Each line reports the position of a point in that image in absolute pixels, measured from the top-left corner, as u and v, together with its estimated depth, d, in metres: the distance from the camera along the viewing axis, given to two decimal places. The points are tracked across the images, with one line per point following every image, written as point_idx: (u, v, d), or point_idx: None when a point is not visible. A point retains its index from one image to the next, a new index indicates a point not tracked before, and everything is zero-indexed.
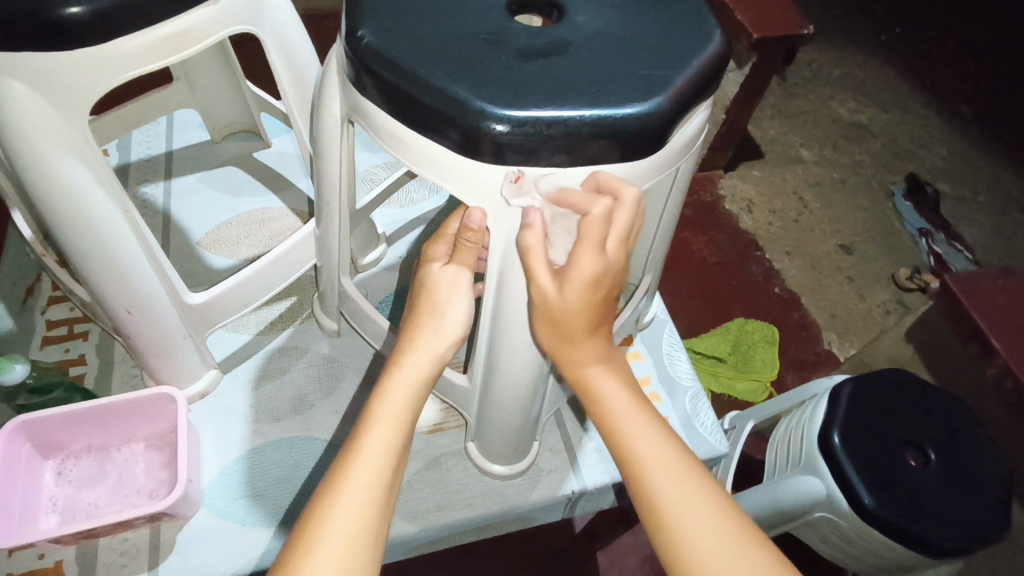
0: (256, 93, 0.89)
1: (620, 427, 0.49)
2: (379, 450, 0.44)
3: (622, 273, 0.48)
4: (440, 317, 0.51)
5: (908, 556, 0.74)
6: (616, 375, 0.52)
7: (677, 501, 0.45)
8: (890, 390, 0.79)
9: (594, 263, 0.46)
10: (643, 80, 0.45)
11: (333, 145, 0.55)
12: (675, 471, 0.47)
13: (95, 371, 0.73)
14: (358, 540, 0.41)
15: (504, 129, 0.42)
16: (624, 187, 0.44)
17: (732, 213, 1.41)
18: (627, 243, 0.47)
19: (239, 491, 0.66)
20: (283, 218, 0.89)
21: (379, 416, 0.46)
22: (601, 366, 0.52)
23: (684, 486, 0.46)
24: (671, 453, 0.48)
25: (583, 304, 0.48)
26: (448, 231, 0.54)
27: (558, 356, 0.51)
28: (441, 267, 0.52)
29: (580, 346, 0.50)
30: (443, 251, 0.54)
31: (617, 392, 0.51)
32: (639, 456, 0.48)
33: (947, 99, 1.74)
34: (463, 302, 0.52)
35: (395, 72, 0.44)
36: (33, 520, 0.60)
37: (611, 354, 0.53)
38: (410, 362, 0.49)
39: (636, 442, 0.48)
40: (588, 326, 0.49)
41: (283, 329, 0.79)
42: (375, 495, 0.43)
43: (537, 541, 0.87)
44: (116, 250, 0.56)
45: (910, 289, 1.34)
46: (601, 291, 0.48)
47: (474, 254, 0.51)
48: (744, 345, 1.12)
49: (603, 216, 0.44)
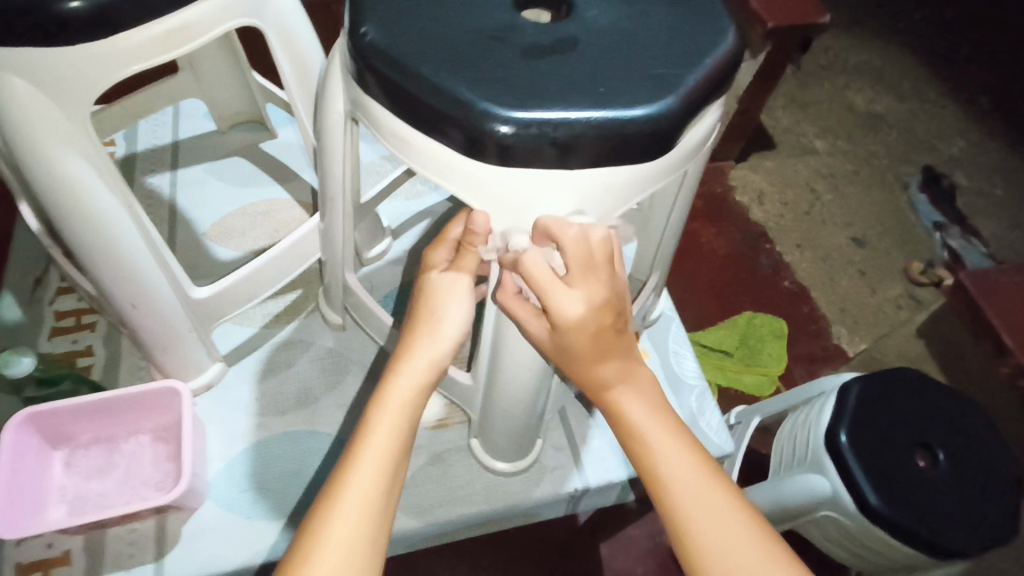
0: (262, 82, 0.89)
1: (649, 446, 0.47)
2: (378, 455, 0.44)
3: (608, 306, 0.45)
4: (438, 323, 0.51)
5: (915, 557, 0.73)
6: (639, 391, 0.49)
7: (705, 521, 0.44)
8: (900, 390, 0.78)
9: (559, 307, 0.44)
10: (652, 80, 0.43)
11: (336, 142, 0.54)
12: (701, 490, 0.45)
13: (102, 362, 0.73)
14: (356, 548, 0.41)
15: (509, 130, 0.41)
16: (563, 231, 0.44)
17: (742, 204, 1.39)
18: (594, 276, 0.45)
19: (244, 483, 0.67)
20: (288, 210, 0.89)
21: (376, 423, 0.46)
22: (625, 385, 0.49)
23: (712, 503, 0.45)
24: (698, 471, 0.46)
25: (584, 338, 0.46)
26: (450, 237, 0.53)
27: (579, 376, 0.49)
28: (440, 277, 0.52)
29: (594, 372, 0.48)
30: (445, 257, 0.53)
31: (640, 411, 0.48)
32: (667, 477, 0.46)
33: (965, 88, 1.70)
34: (462, 306, 0.51)
35: (397, 70, 0.43)
36: (41, 510, 0.61)
37: (634, 369, 0.49)
38: (410, 368, 0.48)
39: (664, 463, 0.46)
40: (595, 356, 0.47)
41: (288, 323, 0.79)
42: (373, 503, 0.42)
43: (541, 534, 0.88)
44: (120, 243, 0.56)
45: (922, 284, 1.32)
46: (590, 327, 0.45)
47: (477, 257, 0.50)
48: (752, 338, 1.12)
49: (536, 263, 0.44)
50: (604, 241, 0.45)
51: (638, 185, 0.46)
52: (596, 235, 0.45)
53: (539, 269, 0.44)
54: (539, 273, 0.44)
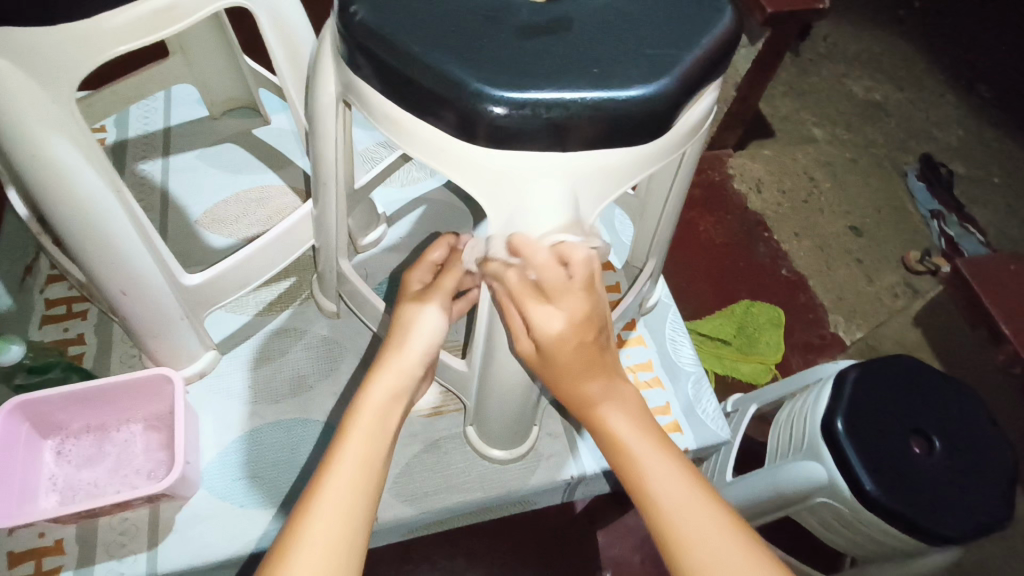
0: (253, 66, 0.87)
1: (635, 461, 0.46)
2: (355, 458, 0.44)
3: (590, 322, 0.46)
4: (409, 335, 0.51)
5: (910, 544, 0.73)
6: (626, 409, 0.49)
7: (697, 535, 0.43)
8: (897, 377, 0.78)
9: (541, 319, 0.45)
10: (648, 61, 0.43)
11: (327, 126, 0.53)
12: (690, 502, 0.44)
13: (94, 351, 0.73)
14: (338, 545, 0.40)
15: (503, 111, 0.40)
16: (534, 252, 0.44)
17: (740, 192, 1.38)
18: (573, 293, 0.45)
19: (237, 472, 0.66)
20: (281, 197, 0.88)
21: (353, 429, 0.46)
22: (610, 402, 0.48)
23: (698, 514, 0.43)
24: (687, 487, 0.45)
25: (567, 354, 0.47)
26: (428, 259, 0.57)
27: (564, 393, 0.49)
28: (419, 293, 0.54)
29: (579, 387, 0.48)
30: (422, 278, 0.56)
31: (626, 428, 0.48)
32: (654, 491, 0.45)
33: (964, 76, 1.69)
34: (433, 316, 0.52)
35: (388, 50, 0.42)
36: (32, 499, 0.61)
37: (620, 387, 0.49)
38: (386, 374, 0.49)
39: (651, 476, 0.45)
40: (578, 372, 0.48)
41: (282, 310, 0.78)
42: (354, 500, 0.42)
43: (537, 523, 0.88)
44: (107, 229, 0.55)
45: (920, 272, 1.32)
46: (572, 342, 0.46)
47: (457, 274, 0.54)
48: (749, 326, 1.11)
49: (518, 280, 0.45)
50: (585, 262, 0.44)
51: (632, 169, 0.46)
52: (577, 256, 0.44)
53: (517, 282, 0.45)
54: (519, 287, 0.45)
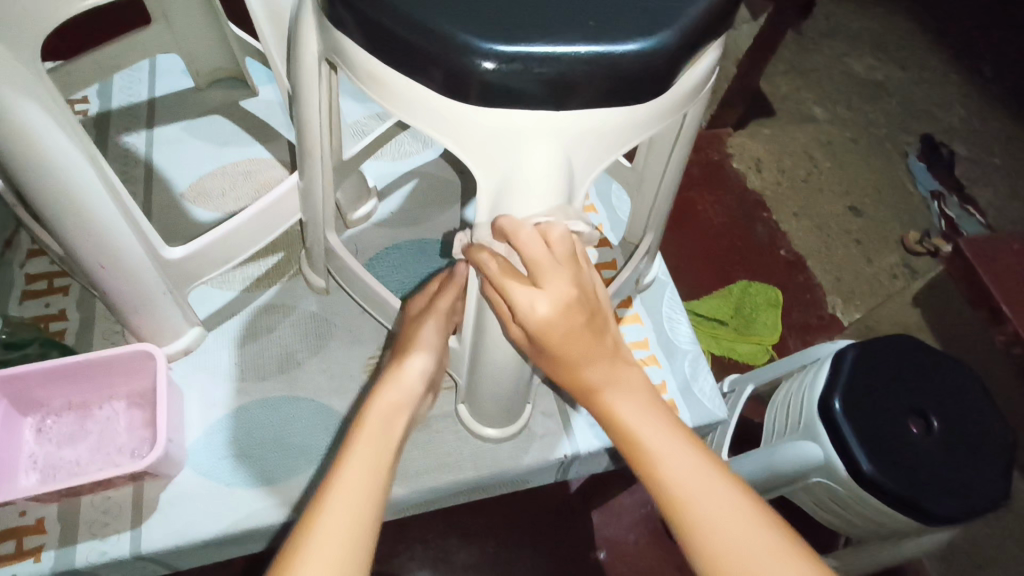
0: (238, 34, 0.84)
1: (642, 448, 0.43)
2: (365, 460, 0.43)
3: (578, 304, 0.43)
4: (403, 364, 0.53)
5: (906, 524, 0.72)
6: (631, 392, 0.45)
7: (713, 513, 0.40)
8: (895, 356, 0.77)
9: (526, 302, 0.43)
10: (648, 15, 0.40)
11: (310, 90, 0.51)
12: (703, 480, 0.41)
13: (76, 327, 0.71)
14: (352, 540, 0.39)
15: (492, 66, 0.38)
16: (516, 231, 0.42)
17: (740, 171, 1.36)
18: (558, 273, 0.43)
19: (223, 450, 0.65)
20: (269, 170, 0.85)
21: (361, 435, 0.45)
22: (613, 386, 0.46)
23: (714, 492, 0.41)
24: (698, 467, 0.42)
25: (557, 342, 0.44)
26: (429, 287, 0.60)
27: (566, 377, 0.46)
28: (418, 318, 0.57)
29: (579, 370, 0.45)
30: (422, 301, 0.59)
31: (631, 410, 0.45)
32: (675, 484, 0.41)
33: (968, 56, 1.66)
34: (424, 356, 0.54)
35: (372, 4, 0.40)
36: (11, 477, 0.59)
37: (623, 369, 0.46)
38: (389, 390, 0.50)
39: (661, 457, 0.42)
40: (576, 355, 0.45)
41: (270, 286, 0.76)
42: (367, 497, 0.41)
43: (531, 503, 0.87)
44: (82, 198, 0.53)
45: (919, 253, 1.30)
46: (561, 327, 0.43)
47: (450, 297, 0.57)
48: (746, 307, 1.10)
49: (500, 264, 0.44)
50: (566, 239, 0.42)
51: (629, 131, 0.44)
52: (556, 233, 0.42)
53: (498, 265, 0.44)
54: (501, 272, 0.44)
